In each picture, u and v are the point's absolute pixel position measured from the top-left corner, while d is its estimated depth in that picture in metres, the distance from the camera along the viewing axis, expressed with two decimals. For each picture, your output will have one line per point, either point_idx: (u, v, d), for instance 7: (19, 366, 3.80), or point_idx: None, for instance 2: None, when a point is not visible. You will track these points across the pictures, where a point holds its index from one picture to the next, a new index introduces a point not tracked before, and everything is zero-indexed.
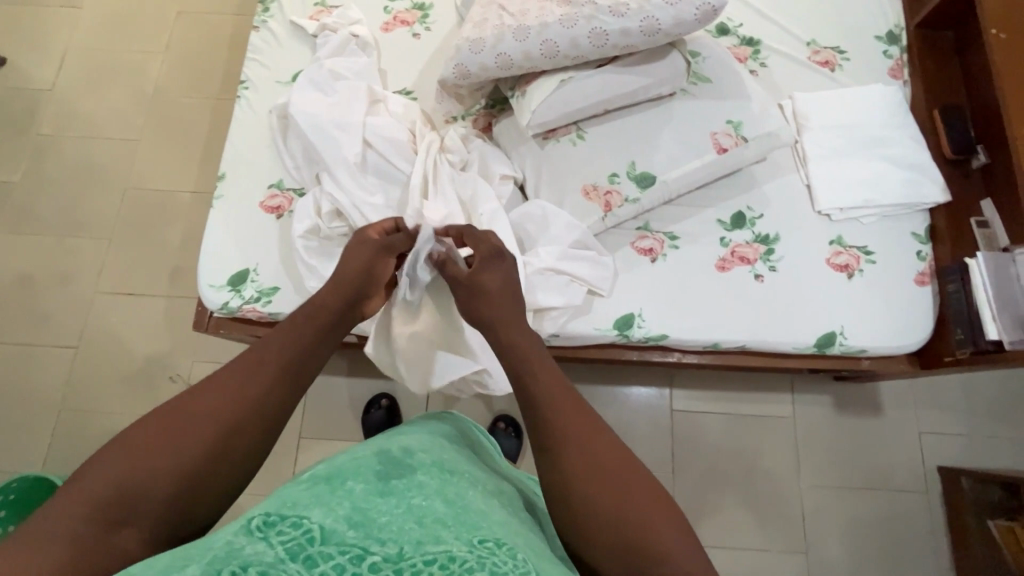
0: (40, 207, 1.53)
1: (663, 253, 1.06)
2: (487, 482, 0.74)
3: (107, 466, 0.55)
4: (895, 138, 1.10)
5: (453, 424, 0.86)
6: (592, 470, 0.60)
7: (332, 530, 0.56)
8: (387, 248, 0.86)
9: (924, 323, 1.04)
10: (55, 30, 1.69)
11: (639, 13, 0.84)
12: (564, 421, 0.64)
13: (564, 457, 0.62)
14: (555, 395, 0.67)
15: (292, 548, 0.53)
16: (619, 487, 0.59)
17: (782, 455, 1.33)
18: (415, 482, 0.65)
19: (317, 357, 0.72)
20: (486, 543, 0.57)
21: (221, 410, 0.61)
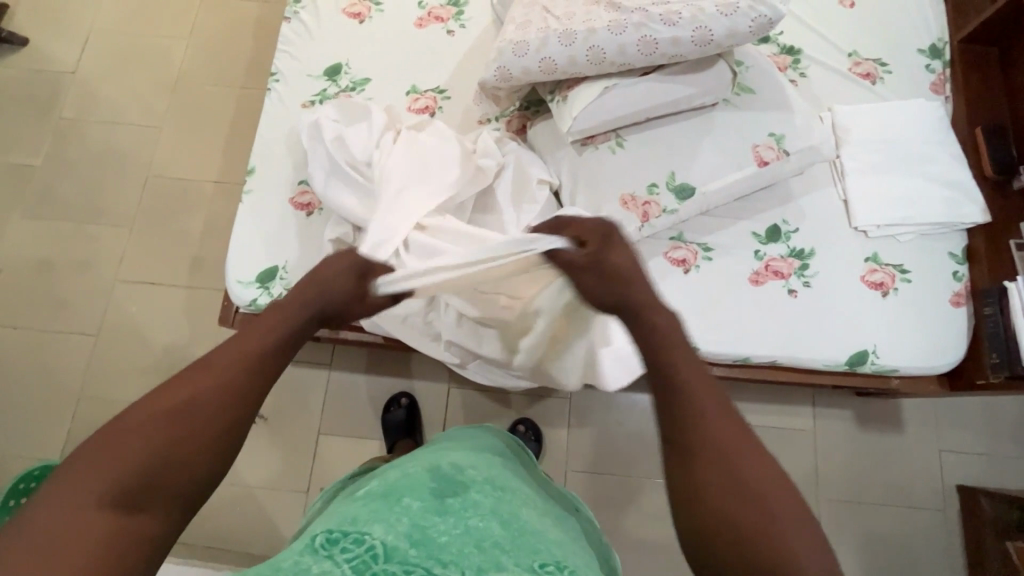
0: (62, 192, 1.52)
1: (696, 264, 1.06)
2: (538, 501, 0.77)
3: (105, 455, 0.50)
4: (935, 155, 1.09)
5: (496, 440, 0.91)
6: (725, 489, 0.54)
7: (394, 547, 0.59)
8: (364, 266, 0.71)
9: (956, 346, 1.03)
10: (78, 12, 1.67)
11: (692, 23, 0.82)
12: (706, 426, 0.57)
13: (699, 464, 0.56)
14: (703, 396, 0.58)
15: (359, 565, 0.57)
16: (754, 515, 0.53)
17: (801, 467, 1.33)
18: (470, 501, 0.68)
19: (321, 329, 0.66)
20: (547, 567, 0.60)
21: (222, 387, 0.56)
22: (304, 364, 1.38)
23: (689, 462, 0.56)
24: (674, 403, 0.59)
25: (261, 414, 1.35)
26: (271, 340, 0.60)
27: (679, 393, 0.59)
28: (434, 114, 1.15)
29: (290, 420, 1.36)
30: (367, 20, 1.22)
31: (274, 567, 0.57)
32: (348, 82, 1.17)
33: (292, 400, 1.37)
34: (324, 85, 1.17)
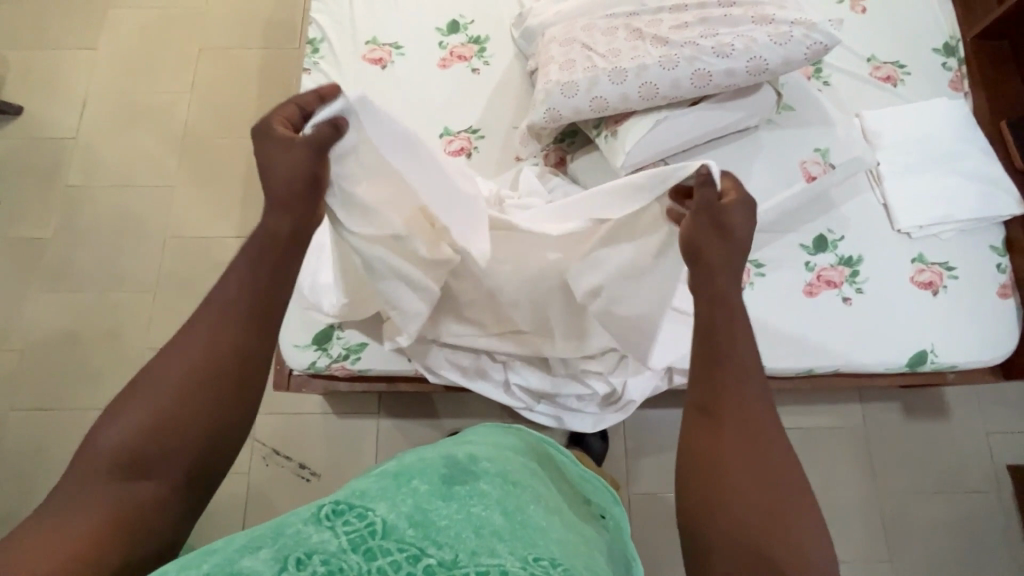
0: (75, 262, 1.47)
1: (750, 281, 1.07)
2: (551, 504, 0.73)
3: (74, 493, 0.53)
4: (967, 153, 1.11)
5: (521, 439, 0.89)
6: (742, 453, 0.57)
7: (393, 526, 0.56)
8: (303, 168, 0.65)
9: (1010, 336, 1.06)
10: (73, 74, 1.62)
11: (745, 54, 0.82)
12: (742, 394, 0.60)
13: (720, 425, 0.59)
14: (743, 367, 0.61)
15: (354, 540, 0.54)
16: (776, 488, 0.55)
17: (856, 464, 1.34)
18: (477, 490, 0.65)
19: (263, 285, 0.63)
20: (541, 562, 0.57)
21: (188, 361, 0.57)
22: (354, 415, 1.35)
23: (715, 423, 0.59)
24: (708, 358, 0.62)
25: (314, 471, 1.32)
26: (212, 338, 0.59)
27: (718, 353, 0.62)
28: (470, 154, 1.14)
29: (342, 473, 1.33)
30: (389, 65, 1.20)
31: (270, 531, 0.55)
32: None
33: (343, 453, 1.34)
34: None
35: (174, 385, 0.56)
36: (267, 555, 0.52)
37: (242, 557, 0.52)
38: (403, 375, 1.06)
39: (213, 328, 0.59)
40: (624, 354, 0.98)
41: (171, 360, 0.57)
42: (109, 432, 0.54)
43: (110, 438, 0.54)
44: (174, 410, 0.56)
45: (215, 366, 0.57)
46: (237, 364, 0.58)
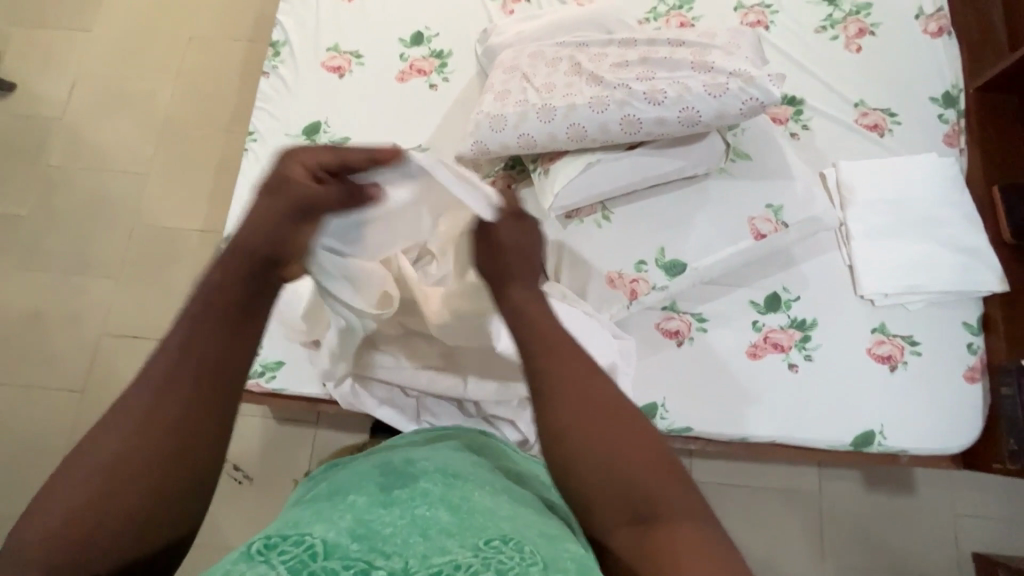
0: (47, 243, 1.50)
1: (690, 336, 0.99)
2: (502, 479, 0.65)
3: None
4: (948, 217, 1.02)
5: (463, 430, 0.78)
6: (586, 429, 0.54)
7: (336, 544, 0.48)
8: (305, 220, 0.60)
9: (973, 426, 0.96)
10: (66, 54, 1.65)
11: (677, 103, 0.78)
12: (565, 373, 0.56)
13: (556, 408, 0.55)
14: (555, 345, 0.58)
15: (295, 565, 0.46)
16: (627, 451, 0.53)
17: (804, 533, 1.26)
18: (419, 489, 0.57)
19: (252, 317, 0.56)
20: (492, 544, 0.50)
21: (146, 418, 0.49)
22: (291, 423, 1.34)
23: (547, 409, 0.56)
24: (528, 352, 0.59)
25: (246, 474, 1.32)
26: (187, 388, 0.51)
27: (533, 343, 0.59)
28: None
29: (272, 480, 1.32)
30: (347, 73, 1.17)
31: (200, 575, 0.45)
32: (327, 140, 1.13)
33: (277, 459, 1.33)
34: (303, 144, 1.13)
35: (130, 448, 0.48)
36: None
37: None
38: (319, 397, 1.03)
39: (177, 376, 0.51)
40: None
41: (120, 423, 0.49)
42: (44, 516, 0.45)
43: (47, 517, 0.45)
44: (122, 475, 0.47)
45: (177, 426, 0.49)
46: (179, 436, 0.49)
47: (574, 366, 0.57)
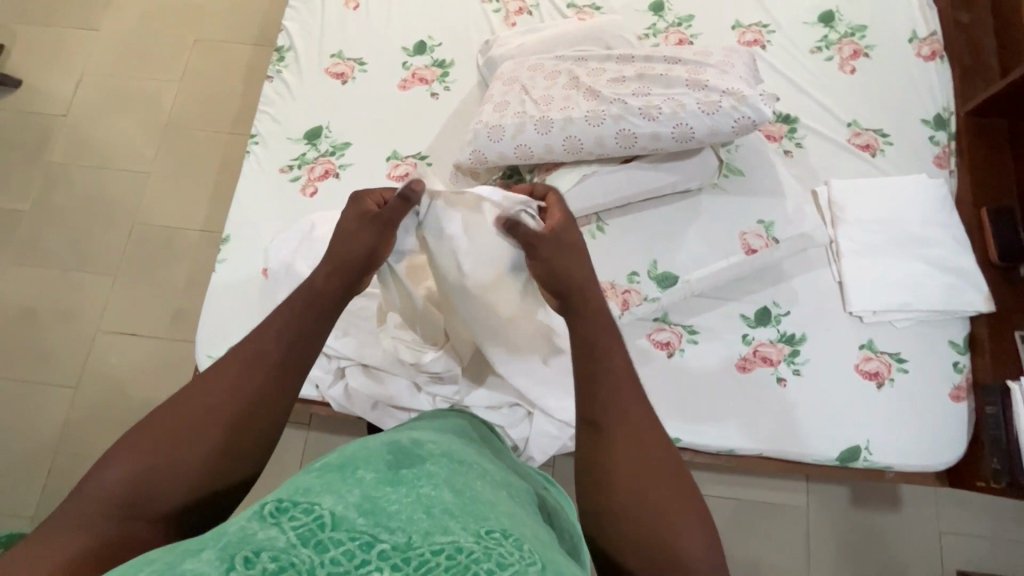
0: (47, 239, 1.51)
1: (680, 347, 1.01)
2: (501, 478, 0.65)
3: (88, 500, 0.52)
4: (937, 238, 1.03)
5: (463, 421, 0.78)
6: (630, 456, 0.58)
7: (343, 517, 0.47)
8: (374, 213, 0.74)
9: (957, 445, 0.97)
10: (73, 52, 1.67)
11: (672, 118, 0.80)
12: (623, 405, 0.61)
13: (607, 436, 0.59)
14: (618, 382, 0.62)
15: (303, 534, 0.45)
16: (660, 485, 0.56)
17: (791, 547, 1.26)
18: (425, 472, 0.56)
19: (317, 307, 0.68)
20: (493, 535, 0.49)
21: (207, 393, 0.58)
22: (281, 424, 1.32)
23: (603, 434, 0.60)
24: (590, 373, 0.63)
25: None
26: (262, 362, 0.61)
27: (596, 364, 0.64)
28: None
29: (260, 481, 1.30)
30: (349, 80, 1.19)
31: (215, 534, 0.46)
32: (328, 146, 1.14)
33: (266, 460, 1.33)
34: (304, 149, 1.14)
35: (191, 416, 0.57)
36: (211, 556, 0.43)
37: (181, 562, 0.43)
38: (311, 398, 1.03)
39: (249, 342, 0.63)
40: (530, 411, 0.94)
41: (188, 399, 0.58)
42: (109, 470, 0.53)
43: (137, 458, 0.54)
44: (182, 438, 0.56)
45: (228, 405, 0.58)
46: (244, 390, 0.59)
47: (623, 384, 0.62)
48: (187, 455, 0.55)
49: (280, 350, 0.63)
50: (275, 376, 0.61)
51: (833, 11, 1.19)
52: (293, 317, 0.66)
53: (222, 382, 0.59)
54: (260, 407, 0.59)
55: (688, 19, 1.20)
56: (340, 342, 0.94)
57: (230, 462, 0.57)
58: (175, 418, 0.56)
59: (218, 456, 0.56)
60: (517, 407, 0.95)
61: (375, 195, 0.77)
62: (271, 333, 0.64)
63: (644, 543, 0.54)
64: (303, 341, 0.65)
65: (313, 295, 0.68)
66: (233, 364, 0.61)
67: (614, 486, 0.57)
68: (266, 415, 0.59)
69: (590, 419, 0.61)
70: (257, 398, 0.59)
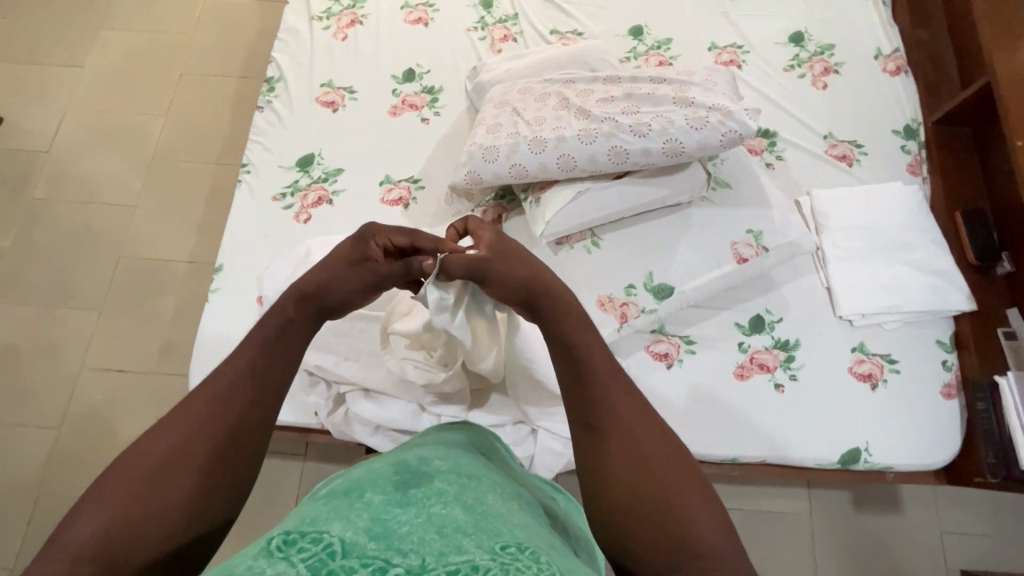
0: (28, 276, 1.48)
1: (679, 358, 1.02)
2: (508, 488, 0.65)
3: (57, 556, 0.49)
4: (917, 242, 1.07)
5: (469, 433, 0.78)
6: (630, 453, 0.58)
7: (353, 544, 0.46)
8: (360, 261, 0.72)
9: (952, 443, 0.99)
10: (57, 89, 1.66)
11: (662, 135, 0.83)
12: (618, 406, 0.61)
13: (603, 438, 0.60)
14: (608, 382, 0.63)
15: (313, 564, 0.43)
16: (664, 478, 0.56)
17: (797, 554, 1.26)
18: (433, 490, 0.56)
19: (290, 338, 0.68)
20: (508, 550, 0.48)
21: (180, 431, 0.57)
22: (276, 456, 1.29)
23: (601, 439, 0.60)
24: (576, 376, 0.64)
25: None
26: (236, 395, 0.60)
27: (583, 366, 0.64)
28: (408, 204, 1.12)
29: (256, 516, 1.26)
30: (340, 108, 1.21)
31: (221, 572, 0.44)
32: (321, 172, 1.15)
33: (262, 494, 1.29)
34: (296, 176, 1.15)
35: (166, 455, 0.55)
36: None
37: None
38: (310, 427, 1.00)
39: (218, 378, 0.62)
40: (534, 427, 0.94)
41: (157, 442, 0.56)
42: (81, 525, 0.50)
43: (108, 509, 0.52)
44: (160, 480, 0.54)
45: (203, 440, 0.57)
46: (217, 426, 0.58)
47: (613, 384, 0.63)
48: (164, 496, 0.53)
49: (253, 380, 0.62)
50: (251, 404, 0.61)
51: (802, 31, 1.26)
52: (264, 350, 0.65)
53: (193, 419, 0.58)
54: (235, 441, 0.58)
55: (666, 42, 1.25)
56: (343, 366, 0.93)
57: (208, 500, 0.55)
58: (149, 461, 0.55)
59: (197, 496, 0.54)
60: (522, 424, 0.95)
61: (382, 236, 0.73)
62: (241, 364, 0.63)
63: (657, 536, 0.54)
64: (277, 368, 0.65)
65: (285, 325, 0.69)
66: (203, 398, 0.60)
67: (616, 486, 0.57)
68: (241, 450, 0.58)
69: (584, 423, 0.62)
70: (234, 430, 0.58)
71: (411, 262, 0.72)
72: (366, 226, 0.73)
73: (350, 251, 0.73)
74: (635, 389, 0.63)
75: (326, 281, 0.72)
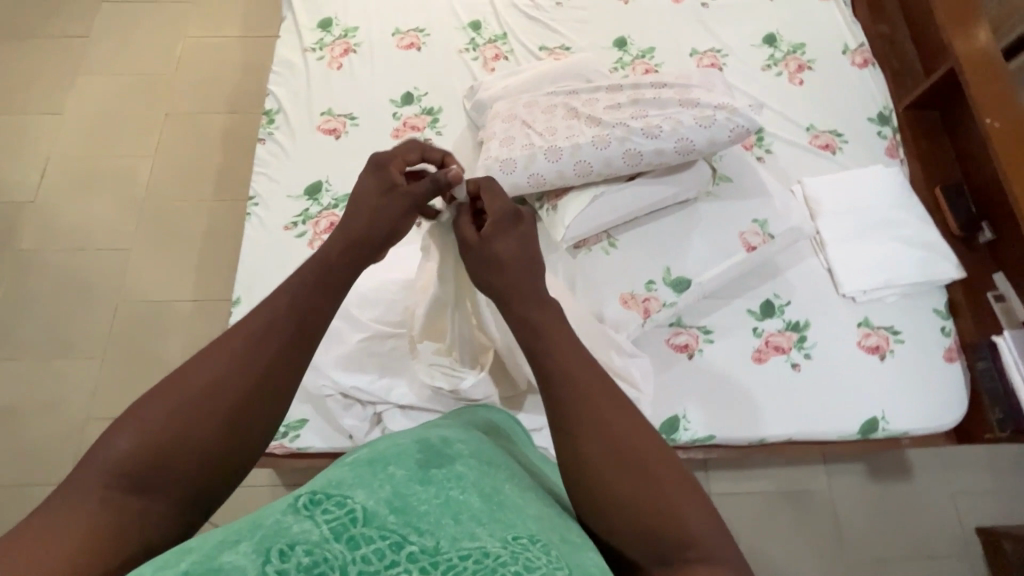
0: (22, 330, 1.44)
1: (699, 348, 1.06)
2: (526, 474, 0.64)
3: (90, 476, 0.49)
4: (904, 219, 1.15)
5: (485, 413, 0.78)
6: (608, 460, 0.53)
7: (374, 514, 0.47)
8: (388, 188, 0.69)
9: (960, 403, 1.05)
10: (37, 138, 1.63)
11: (673, 135, 0.87)
12: (592, 409, 0.56)
13: (577, 444, 0.55)
14: (584, 385, 0.58)
15: (336, 528, 0.45)
16: (649, 485, 0.52)
17: (822, 530, 1.31)
18: (455, 474, 0.54)
19: (329, 275, 0.63)
20: (523, 541, 0.48)
21: (215, 365, 0.54)
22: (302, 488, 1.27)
23: (575, 444, 0.55)
24: (546, 378, 0.59)
25: None
26: (276, 334, 0.57)
27: (552, 369, 0.59)
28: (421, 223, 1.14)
29: None
30: (342, 135, 1.22)
31: (251, 520, 0.46)
32: (330, 199, 1.16)
33: None
34: (306, 205, 1.16)
35: (199, 389, 0.53)
36: (247, 546, 0.43)
37: (222, 549, 0.43)
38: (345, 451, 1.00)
39: (260, 314, 0.58)
40: None
41: (191, 372, 0.54)
42: (117, 443, 0.50)
43: (136, 435, 0.50)
44: (190, 414, 0.52)
45: (238, 379, 0.54)
46: (253, 366, 0.55)
47: (591, 385, 0.58)
48: (193, 429, 0.51)
49: (291, 321, 0.58)
50: (285, 350, 0.57)
51: (774, 33, 1.34)
52: (306, 288, 0.61)
53: (230, 354, 0.55)
54: (273, 385, 0.55)
55: (650, 51, 1.31)
56: (378, 385, 0.94)
57: (239, 441, 0.53)
58: (175, 399, 0.52)
59: (225, 435, 0.52)
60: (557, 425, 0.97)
61: (398, 157, 0.71)
62: (282, 301, 0.59)
63: (640, 549, 0.51)
64: (313, 312, 0.60)
65: (324, 261, 0.64)
66: (241, 333, 0.56)
67: (596, 497, 0.53)
68: (279, 392, 0.55)
69: (556, 429, 0.57)
70: (266, 373, 0.55)
71: (437, 175, 0.69)
72: (377, 156, 0.71)
73: (376, 184, 0.70)
74: (614, 389, 0.57)
75: (358, 213, 0.68)
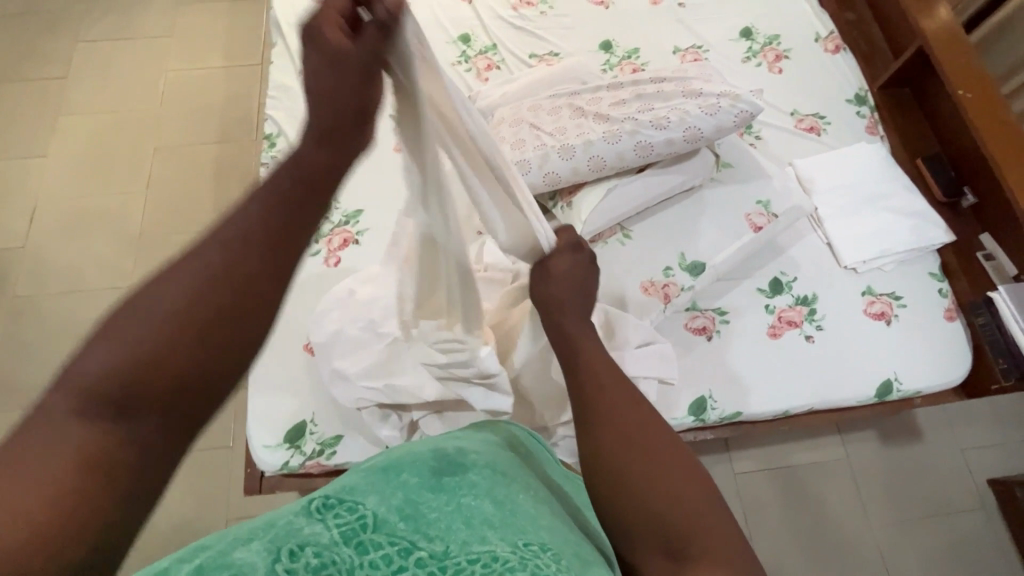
0: (24, 378, 1.40)
1: (716, 329, 1.09)
2: (546, 493, 0.65)
3: (58, 403, 0.43)
4: (892, 190, 1.21)
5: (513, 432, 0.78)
6: (632, 454, 0.57)
7: (384, 520, 0.49)
8: (334, 54, 0.54)
9: (965, 358, 1.11)
10: (22, 183, 1.60)
11: (681, 125, 0.92)
12: (620, 412, 0.60)
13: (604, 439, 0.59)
14: (613, 393, 0.63)
15: (346, 532, 0.46)
16: (668, 480, 0.55)
17: (845, 496, 1.34)
18: (468, 480, 0.57)
19: (309, 180, 0.56)
20: (531, 547, 0.49)
21: (194, 275, 0.48)
22: None
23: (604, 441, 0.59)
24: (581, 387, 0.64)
25: None
26: (259, 240, 0.51)
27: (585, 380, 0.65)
28: None
29: None
30: None
31: (264, 523, 0.48)
32: (340, 216, 1.17)
33: None
34: (317, 224, 1.16)
35: (179, 302, 0.47)
36: (259, 546, 0.44)
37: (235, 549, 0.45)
38: None
39: (238, 221, 0.51)
40: None
41: (168, 285, 0.48)
42: (85, 368, 0.44)
43: (109, 354, 0.45)
44: (169, 326, 0.46)
45: (224, 288, 0.48)
46: (236, 274, 0.49)
47: (621, 393, 0.63)
48: (177, 345, 0.46)
49: (268, 227, 0.52)
50: (269, 255, 0.51)
51: (750, 27, 1.41)
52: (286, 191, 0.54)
53: (211, 263, 0.49)
54: (263, 293, 0.50)
55: (635, 52, 1.37)
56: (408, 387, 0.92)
57: (232, 352, 0.48)
58: (144, 324, 0.46)
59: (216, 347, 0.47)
60: None
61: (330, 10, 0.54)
62: (258, 208, 0.52)
63: (655, 535, 0.52)
64: (295, 220, 0.54)
65: (296, 163, 0.56)
66: (219, 241, 0.50)
67: (617, 488, 0.55)
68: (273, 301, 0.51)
69: (585, 428, 0.61)
70: (251, 279, 0.49)
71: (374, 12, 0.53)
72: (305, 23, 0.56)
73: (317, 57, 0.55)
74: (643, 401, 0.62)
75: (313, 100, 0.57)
